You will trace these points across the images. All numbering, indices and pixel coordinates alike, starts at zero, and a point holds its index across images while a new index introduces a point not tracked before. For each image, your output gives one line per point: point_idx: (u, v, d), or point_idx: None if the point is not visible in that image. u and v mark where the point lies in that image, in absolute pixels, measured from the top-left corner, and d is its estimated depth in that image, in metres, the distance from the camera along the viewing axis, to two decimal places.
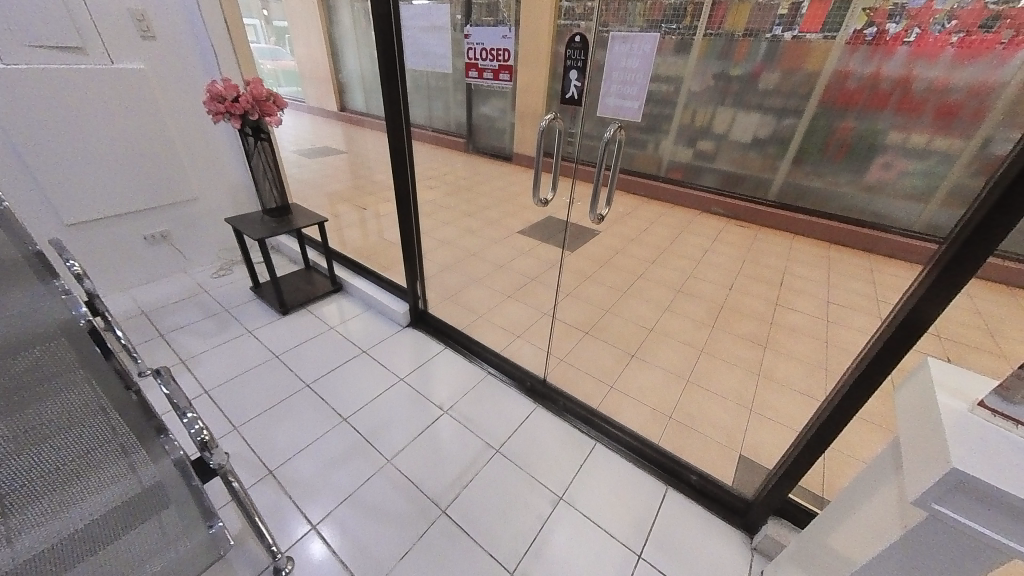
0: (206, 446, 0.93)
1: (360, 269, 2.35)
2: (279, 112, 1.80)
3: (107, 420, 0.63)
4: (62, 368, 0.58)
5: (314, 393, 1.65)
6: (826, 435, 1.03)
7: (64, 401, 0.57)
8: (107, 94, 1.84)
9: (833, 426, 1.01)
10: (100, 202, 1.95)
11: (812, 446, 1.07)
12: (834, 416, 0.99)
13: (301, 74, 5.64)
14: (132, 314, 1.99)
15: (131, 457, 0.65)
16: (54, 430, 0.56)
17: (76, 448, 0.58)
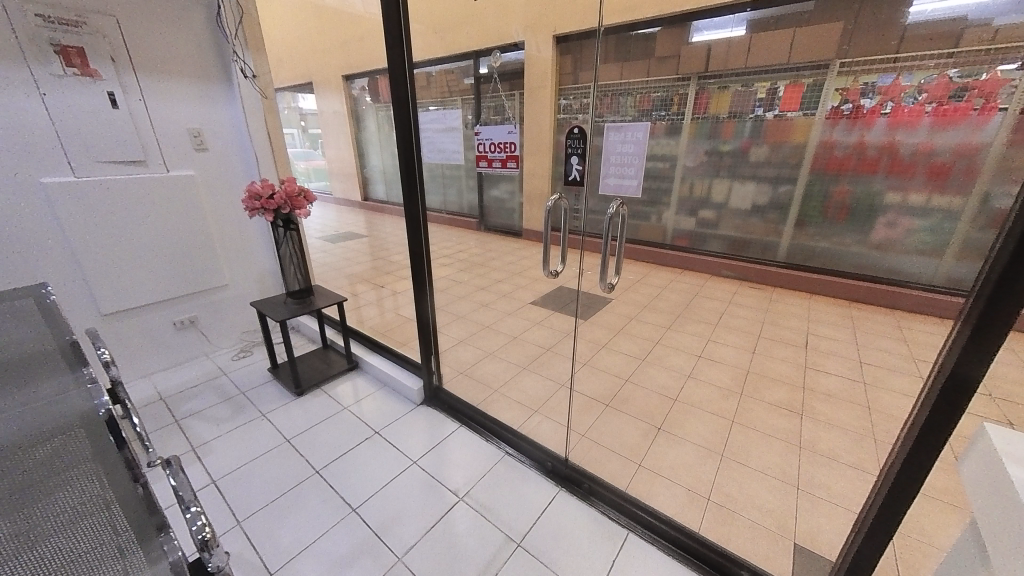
0: (206, 546, 0.87)
1: (376, 346, 2.38)
2: (308, 206, 1.97)
3: (109, 518, 0.55)
4: (76, 468, 0.59)
5: (323, 480, 1.58)
6: (889, 515, 0.92)
7: (64, 501, 0.54)
8: (160, 198, 2.06)
9: (896, 504, 0.90)
10: (138, 292, 2.08)
11: (877, 529, 0.95)
12: (895, 492, 0.89)
13: (329, 171, 6.33)
14: (151, 401, 2.00)
15: (126, 558, 0.52)
16: (52, 529, 0.51)
17: (74, 546, 0.50)
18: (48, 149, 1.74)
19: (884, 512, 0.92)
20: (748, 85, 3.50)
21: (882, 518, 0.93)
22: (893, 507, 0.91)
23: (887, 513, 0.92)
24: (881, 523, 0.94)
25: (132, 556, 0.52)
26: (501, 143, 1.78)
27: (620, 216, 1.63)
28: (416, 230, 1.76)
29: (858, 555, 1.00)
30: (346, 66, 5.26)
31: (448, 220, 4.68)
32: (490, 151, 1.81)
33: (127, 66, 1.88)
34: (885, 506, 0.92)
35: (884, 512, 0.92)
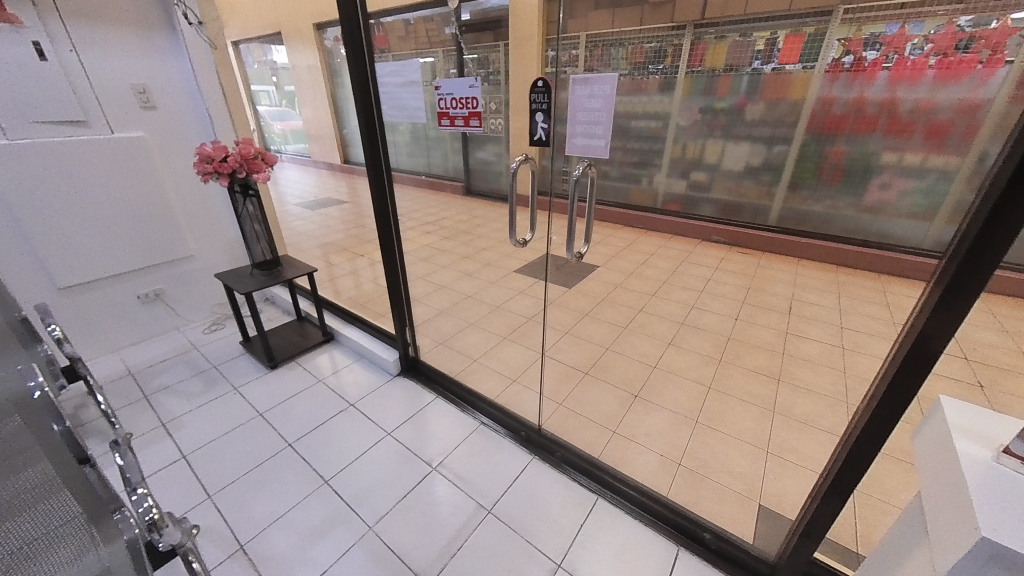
0: (155, 526, 0.83)
1: (352, 317, 2.31)
2: (268, 169, 1.84)
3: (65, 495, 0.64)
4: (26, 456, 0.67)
5: (296, 453, 1.55)
6: (847, 479, 0.91)
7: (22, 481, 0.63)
8: (108, 161, 1.92)
9: (855, 469, 0.89)
10: (95, 265, 1.97)
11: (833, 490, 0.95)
12: (857, 459, 0.87)
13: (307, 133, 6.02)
14: (119, 377, 1.94)
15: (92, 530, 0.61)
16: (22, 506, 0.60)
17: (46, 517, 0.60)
18: None
19: (841, 476, 0.92)
20: (746, 35, 3.28)
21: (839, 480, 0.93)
22: (854, 471, 0.89)
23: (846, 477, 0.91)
24: (840, 487, 0.93)
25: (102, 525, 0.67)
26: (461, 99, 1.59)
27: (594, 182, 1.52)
28: (381, 197, 1.66)
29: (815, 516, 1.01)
30: (317, 14, 4.84)
31: (432, 185, 4.50)
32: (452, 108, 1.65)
33: (51, 11, 1.68)
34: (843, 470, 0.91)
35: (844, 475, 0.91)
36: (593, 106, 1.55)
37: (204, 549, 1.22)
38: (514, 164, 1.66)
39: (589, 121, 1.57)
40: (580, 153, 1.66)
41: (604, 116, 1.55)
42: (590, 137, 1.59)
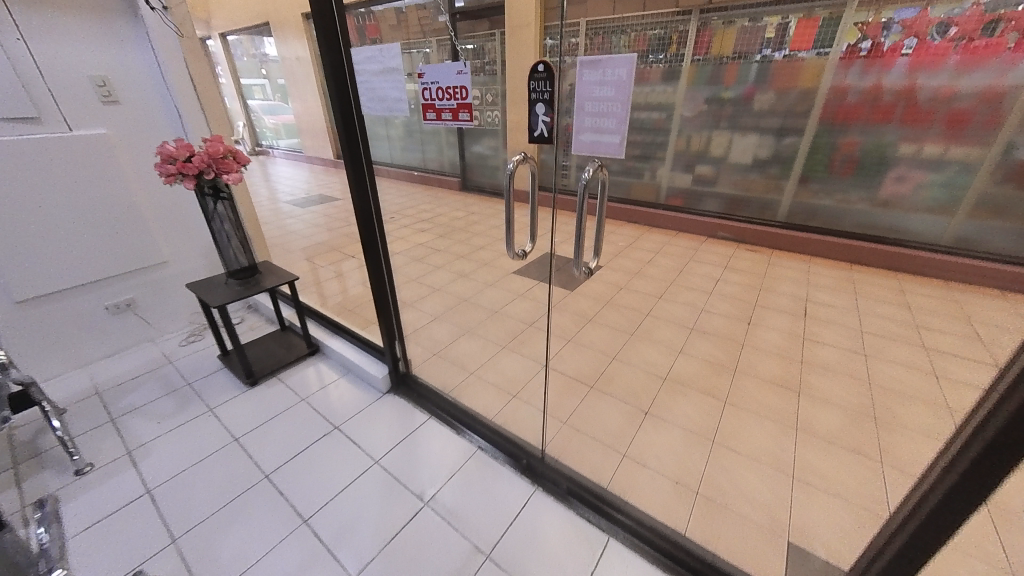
0: None
1: (338, 327, 2.14)
2: (239, 169, 1.68)
3: None
4: None
5: (272, 486, 1.40)
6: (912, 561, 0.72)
7: None
8: (66, 161, 1.73)
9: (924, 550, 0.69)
10: (55, 276, 1.79)
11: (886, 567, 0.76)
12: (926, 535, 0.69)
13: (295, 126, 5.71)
14: (85, 396, 1.78)
15: None
16: None
17: None
18: None
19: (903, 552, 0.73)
20: (755, 20, 3.05)
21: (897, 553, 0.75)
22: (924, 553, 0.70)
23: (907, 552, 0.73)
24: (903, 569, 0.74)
25: None
26: (448, 88, 1.37)
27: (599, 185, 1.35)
28: (364, 200, 1.50)
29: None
30: None
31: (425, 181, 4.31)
32: (438, 99, 1.42)
33: None
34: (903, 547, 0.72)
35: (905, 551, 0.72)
36: (602, 97, 1.36)
37: None
38: (511, 165, 1.48)
39: (599, 114, 1.38)
40: (587, 151, 1.47)
41: (616, 106, 1.36)
42: (601, 132, 1.40)
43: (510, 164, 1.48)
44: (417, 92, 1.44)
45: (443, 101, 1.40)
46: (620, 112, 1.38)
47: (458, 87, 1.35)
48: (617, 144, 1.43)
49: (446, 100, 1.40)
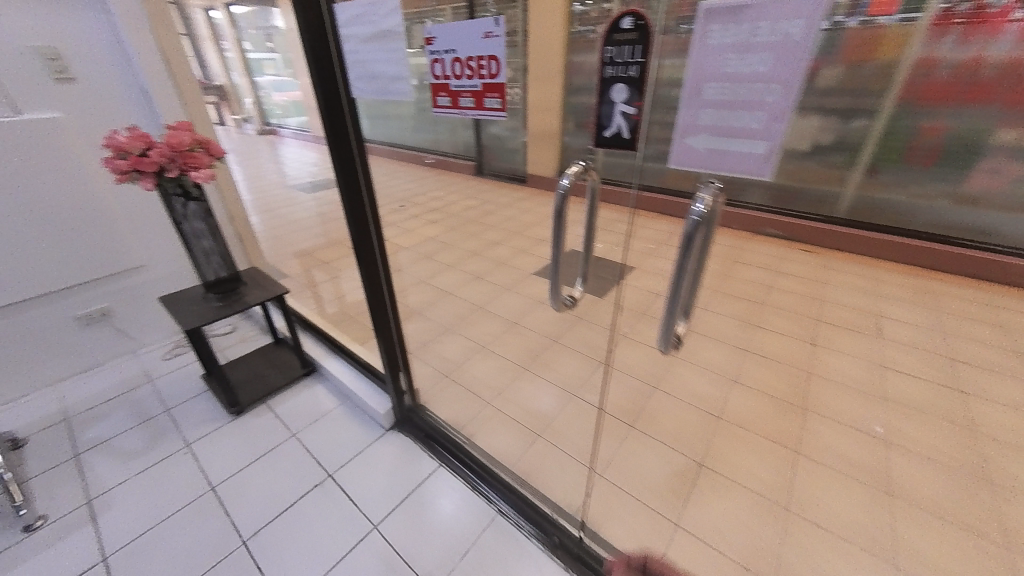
0: None
1: (336, 344, 1.87)
2: (211, 164, 1.38)
3: None
4: None
5: (250, 559, 1.16)
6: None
7: None
8: (15, 154, 1.46)
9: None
10: (10, 286, 1.54)
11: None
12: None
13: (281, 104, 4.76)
14: (49, 423, 1.56)
15: None
16: None
17: None
18: None
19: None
20: None
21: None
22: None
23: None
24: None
25: None
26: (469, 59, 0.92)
27: (686, 233, 0.64)
28: (356, 210, 1.18)
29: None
30: None
31: None
32: (456, 79, 0.98)
33: None
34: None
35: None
36: (755, 37, 0.47)
37: None
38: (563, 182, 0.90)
39: (731, 85, 0.50)
40: (688, 169, 0.61)
41: (777, 76, 0.47)
42: (723, 135, 0.54)
43: (562, 181, 0.90)
44: (427, 63, 1.02)
45: (461, 79, 0.97)
46: (798, 84, 0.47)
47: (484, 59, 0.89)
48: (764, 165, 0.54)
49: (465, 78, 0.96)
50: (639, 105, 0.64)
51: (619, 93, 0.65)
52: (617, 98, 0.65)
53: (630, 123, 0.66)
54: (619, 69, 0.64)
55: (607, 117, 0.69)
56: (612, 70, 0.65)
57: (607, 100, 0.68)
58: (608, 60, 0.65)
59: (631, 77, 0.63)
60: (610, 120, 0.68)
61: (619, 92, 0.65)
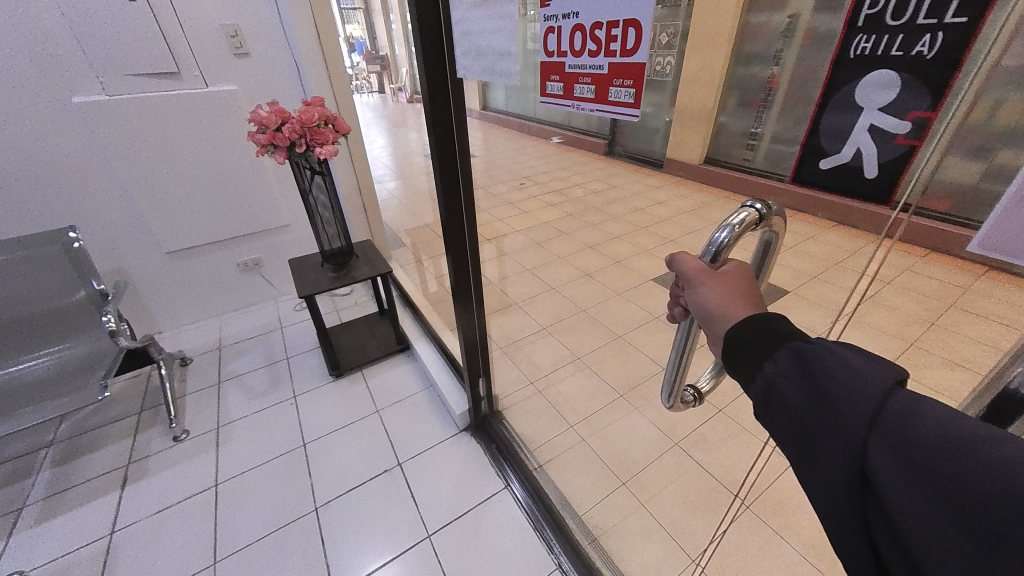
0: None
1: (430, 327, 1.88)
2: (335, 140, 1.39)
3: None
4: None
5: (316, 528, 1.23)
6: (884, 538, 0.27)
7: None
8: (200, 121, 1.71)
9: (939, 540, 0.23)
10: (195, 232, 1.88)
11: (792, 424, 0.31)
12: (1006, 481, 0.21)
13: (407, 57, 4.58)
14: (208, 350, 1.94)
15: None
16: None
17: None
18: (70, 60, 1.46)
19: (838, 430, 0.28)
20: None
21: (842, 409, 0.28)
22: (977, 530, 0.22)
23: (912, 443, 0.25)
24: (855, 560, 0.30)
25: None
26: (602, 29, 0.62)
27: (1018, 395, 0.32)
28: (452, 209, 1.07)
29: (773, 392, 0.33)
30: None
31: None
32: (578, 60, 0.69)
33: None
34: (834, 439, 0.28)
35: (852, 428, 0.27)
36: None
37: None
38: (726, 230, 0.51)
39: None
40: None
41: None
42: None
43: (724, 229, 0.51)
44: (540, 34, 0.74)
45: (581, 55, 0.67)
46: None
47: (620, 26, 0.58)
48: None
49: (586, 54, 0.66)
50: (924, 115, 0.35)
51: (877, 93, 0.37)
52: (870, 101, 0.37)
53: (889, 149, 0.38)
54: (883, 46, 0.36)
55: (832, 133, 0.42)
56: (865, 45, 0.38)
57: (837, 106, 0.40)
58: (861, 24, 0.38)
59: (913, 64, 0.35)
60: (842, 141, 0.41)
61: (876, 91, 0.37)
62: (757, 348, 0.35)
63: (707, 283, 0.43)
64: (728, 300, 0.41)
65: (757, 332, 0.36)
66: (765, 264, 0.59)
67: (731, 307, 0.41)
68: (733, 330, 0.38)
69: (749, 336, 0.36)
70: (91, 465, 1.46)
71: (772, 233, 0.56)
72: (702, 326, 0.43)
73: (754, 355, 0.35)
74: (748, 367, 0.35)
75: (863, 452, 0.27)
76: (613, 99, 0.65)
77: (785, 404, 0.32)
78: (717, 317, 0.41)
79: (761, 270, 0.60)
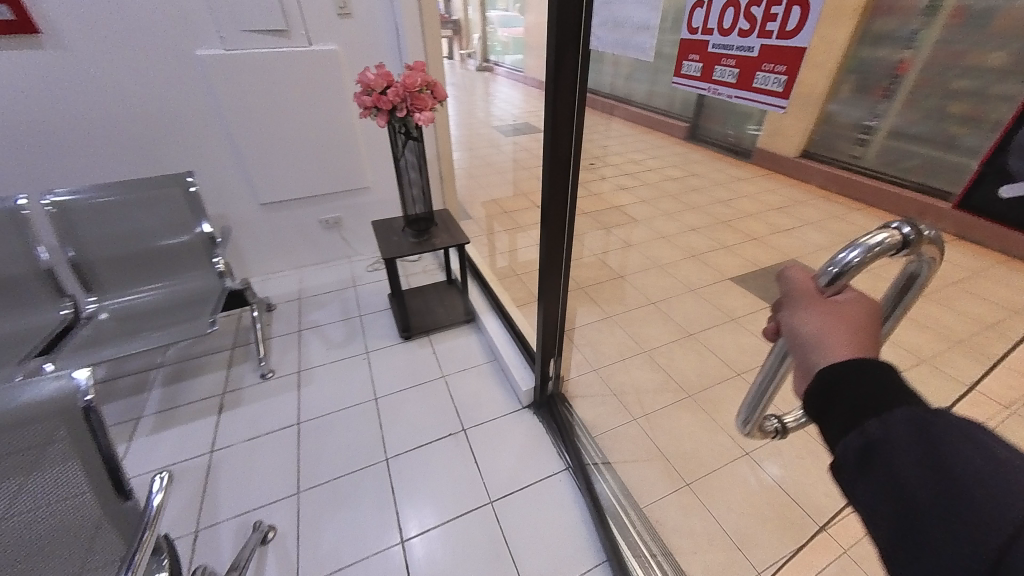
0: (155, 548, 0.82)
1: (498, 301, 1.90)
2: (434, 107, 1.38)
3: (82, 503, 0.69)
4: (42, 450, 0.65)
5: (387, 476, 1.31)
6: None
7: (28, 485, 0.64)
8: (303, 79, 1.78)
9: None
10: (288, 187, 1.99)
11: (893, 492, 0.29)
12: None
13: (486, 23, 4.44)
14: (290, 299, 2.08)
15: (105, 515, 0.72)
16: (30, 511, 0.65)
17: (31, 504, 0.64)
18: (197, 14, 1.55)
19: (960, 514, 0.25)
20: None
21: (972, 495, 0.25)
22: None
23: None
24: None
25: (104, 526, 0.72)
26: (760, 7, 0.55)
27: None
28: (553, 188, 1.04)
29: (874, 451, 0.30)
30: None
31: None
32: (724, 41, 0.62)
33: None
34: (952, 522, 0.25)
35: (979, 518, 0.24)
36: None
37: (267, 566, 1.11)
38: (859, 250, 0.40)
39: None
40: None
41: None
42: None
43: (856, 247, 0.41)
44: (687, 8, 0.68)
45: (731, 34, 0.59)
46: None
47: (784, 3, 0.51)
48: None
49: (736, 32, 0.59)
50: None
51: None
52: None
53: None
54: None
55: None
56: None
57: None
58: None
59: None
60: None
61: None
62: (857, 392, 0.32)
63: (812, 308, 0.38)
64: (830, 330, 0.37)
65: (867, 382, 0.32)
66: (905, 299, 0.49)
67: (832, 337, 0.36)
68: (835, 363, 0.34)
69: (857, 375, 0.33)
70: (194, 389, 1.64)
71: (922, 265, 0.46)
72: (790, 351, 0.39)
73: (857, 403, 0.32)
74: (845, 415, 0.32)
75: (990, 549, 0.23)
76: (758, 86, 0.58)
77: (887, 468, 0.29)
78: (807, 343, 0.37)
79: (895, 308, 0.49)
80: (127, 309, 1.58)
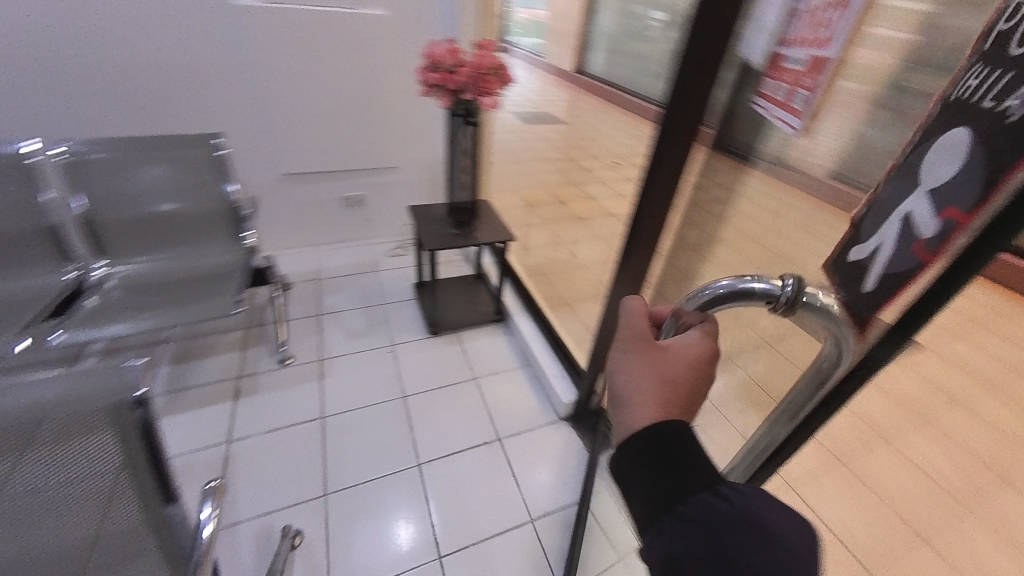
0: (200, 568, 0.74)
1: (534, 302, 1.82)
2: (500, 93, 1.28)
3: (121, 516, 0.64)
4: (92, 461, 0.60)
5: (419, 484, 1.24)
6: None
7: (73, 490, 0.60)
8: (346, 44, 1.64)
9: None
10: (315, 159, 1.85)
11: None
12: None
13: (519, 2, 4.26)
14: (307, 279, 1.96)
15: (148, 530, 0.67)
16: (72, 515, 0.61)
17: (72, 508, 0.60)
18: None
19: None
20: None
21: None
22: None
23: None
24: None
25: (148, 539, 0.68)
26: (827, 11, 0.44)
27: None
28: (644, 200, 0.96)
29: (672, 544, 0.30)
30: None
31: None
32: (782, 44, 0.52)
33: None
34: None
35: None
36: None
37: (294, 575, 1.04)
38: (727, 285, 0.44)
39: None
40: None
41: None
42: None
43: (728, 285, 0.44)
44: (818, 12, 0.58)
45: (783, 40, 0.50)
46: None
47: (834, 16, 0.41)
48: None
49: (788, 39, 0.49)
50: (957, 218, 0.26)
51: (939, 166, 0.27)
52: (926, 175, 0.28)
53: (900, 257, 0.30)
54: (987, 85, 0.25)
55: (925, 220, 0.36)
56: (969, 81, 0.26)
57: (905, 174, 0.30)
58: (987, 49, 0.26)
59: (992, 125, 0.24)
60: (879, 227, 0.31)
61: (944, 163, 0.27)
62: (656, 467, 0.33)
63: (628, 361, 0.40)
64: (641, 387, 0.38)
65: (667, 461, 0.33)
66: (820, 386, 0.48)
67: (641, 396, 0.37)
68: (642, 432, 0.35)
69: (659, 449, 0.34)
70: (205, 370, 1.53)
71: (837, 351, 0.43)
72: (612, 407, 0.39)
73: (663, 488, 0.32)
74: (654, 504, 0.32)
75: None
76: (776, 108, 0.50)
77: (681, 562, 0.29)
78: (625, 402, 0.38)
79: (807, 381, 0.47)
80: (137, 278, 1.45)
